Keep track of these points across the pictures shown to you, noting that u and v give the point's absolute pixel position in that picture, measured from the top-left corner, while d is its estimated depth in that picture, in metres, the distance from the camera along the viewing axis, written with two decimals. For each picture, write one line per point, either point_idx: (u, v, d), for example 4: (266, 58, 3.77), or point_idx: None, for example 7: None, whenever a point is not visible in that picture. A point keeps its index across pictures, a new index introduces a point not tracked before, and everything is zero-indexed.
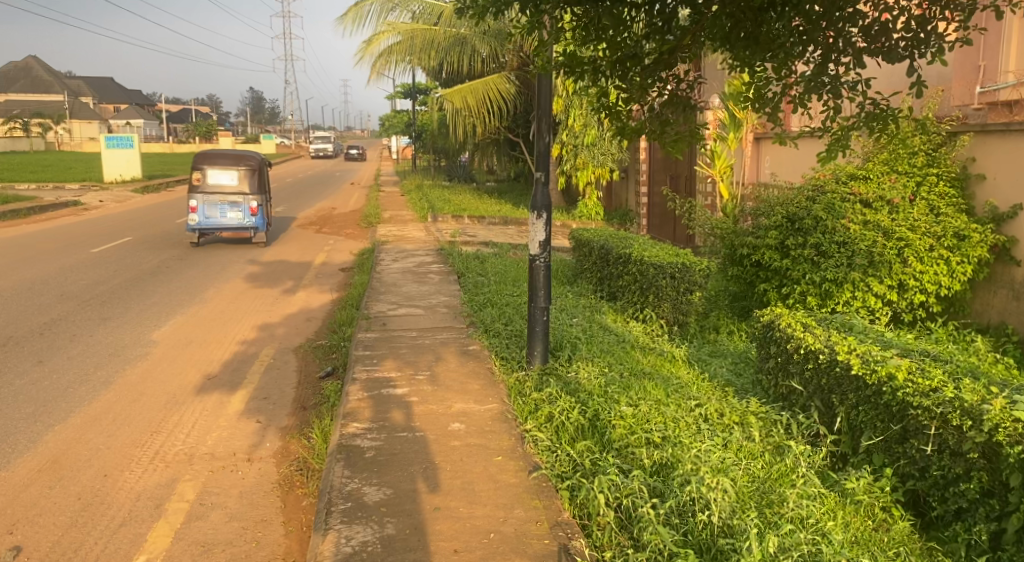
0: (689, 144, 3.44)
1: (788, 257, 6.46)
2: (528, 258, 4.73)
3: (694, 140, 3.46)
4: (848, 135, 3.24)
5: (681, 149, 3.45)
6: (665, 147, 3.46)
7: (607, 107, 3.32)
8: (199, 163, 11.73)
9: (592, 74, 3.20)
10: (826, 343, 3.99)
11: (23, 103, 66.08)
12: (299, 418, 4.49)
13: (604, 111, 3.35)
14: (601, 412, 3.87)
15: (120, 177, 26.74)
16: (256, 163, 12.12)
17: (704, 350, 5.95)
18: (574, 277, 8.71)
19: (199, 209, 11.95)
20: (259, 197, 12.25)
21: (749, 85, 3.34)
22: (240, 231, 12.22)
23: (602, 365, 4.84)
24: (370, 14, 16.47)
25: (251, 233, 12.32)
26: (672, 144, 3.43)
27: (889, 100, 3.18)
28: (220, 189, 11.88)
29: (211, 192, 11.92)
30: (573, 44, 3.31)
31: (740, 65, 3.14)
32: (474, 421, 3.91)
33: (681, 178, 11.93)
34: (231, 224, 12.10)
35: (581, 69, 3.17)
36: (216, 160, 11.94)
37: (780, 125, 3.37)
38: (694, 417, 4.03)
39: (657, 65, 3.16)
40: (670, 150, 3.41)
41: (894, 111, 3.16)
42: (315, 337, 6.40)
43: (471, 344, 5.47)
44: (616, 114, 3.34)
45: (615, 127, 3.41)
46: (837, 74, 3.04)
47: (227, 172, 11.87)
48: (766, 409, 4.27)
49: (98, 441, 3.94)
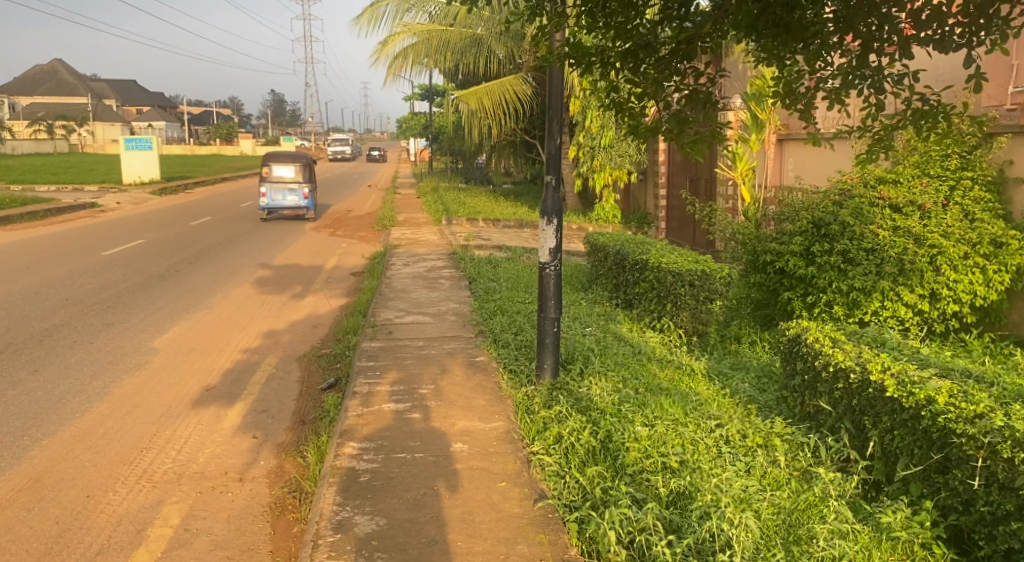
0: (709, 145, 3.19)
1: (814, 265, 6.15)
2: (537, 266, 4.49)
3: (714, 139, 3.20)
4: (892, 135, 2.98)
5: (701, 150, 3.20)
6: (683, 148, 3.23)
7: (619, 104, 3.07)
8: (268, 161, 16.52)
9: (601, 65, 2.94)
10: (857, 361, 3.71)
11: (48, 105, 67.16)
12: (297, 434, 4.28)
13: (616, 107, 3.10)
14: (613, 433, 3.62)
15: (138, 179, 26.93)
16: (308, 161, 16.91)
17: (726, 362, 5.68)
18: (589, 283, 8.44)
19: (268, 194, 16.65)
20: (309, 186, 17.07)
21: (777, 80, 3.06)
22: (296, 211, 16.99)
23: (616, 380, 4.56)
24: (386, 14, 16.30)
25: (304, 212, 17.15)
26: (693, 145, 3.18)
27: (940, 96, 2.90)
28: (283, 180, 16.62)
29: (276, 182, 16.73)
30: (581, 31, 3.04)
31: (769, 56, 2.88)
32: (478, 441, 3.67)
33: (701, 180, 11.61)
34: (290, 205, 16.90)
35: (589, 60, 2.91)
36: (279, 159, 16.76)
37: (813, 123, 3.10)
38: (714, 439, 3.76)
39: (673, 56, 2.90)
40: (689, 152, 3.16)
41: (945, 109, 2.87)
42: (320, 346, 6.20)
43: (480, 355, 5.22)
44: (629, 112, 3.10)
45: (626, 126, 3.17)
46: (880, 66, 2.78)
47: (287, 168, 16.65)
48: (791, 430, 3.98)
49: (84, 458, 3.76)
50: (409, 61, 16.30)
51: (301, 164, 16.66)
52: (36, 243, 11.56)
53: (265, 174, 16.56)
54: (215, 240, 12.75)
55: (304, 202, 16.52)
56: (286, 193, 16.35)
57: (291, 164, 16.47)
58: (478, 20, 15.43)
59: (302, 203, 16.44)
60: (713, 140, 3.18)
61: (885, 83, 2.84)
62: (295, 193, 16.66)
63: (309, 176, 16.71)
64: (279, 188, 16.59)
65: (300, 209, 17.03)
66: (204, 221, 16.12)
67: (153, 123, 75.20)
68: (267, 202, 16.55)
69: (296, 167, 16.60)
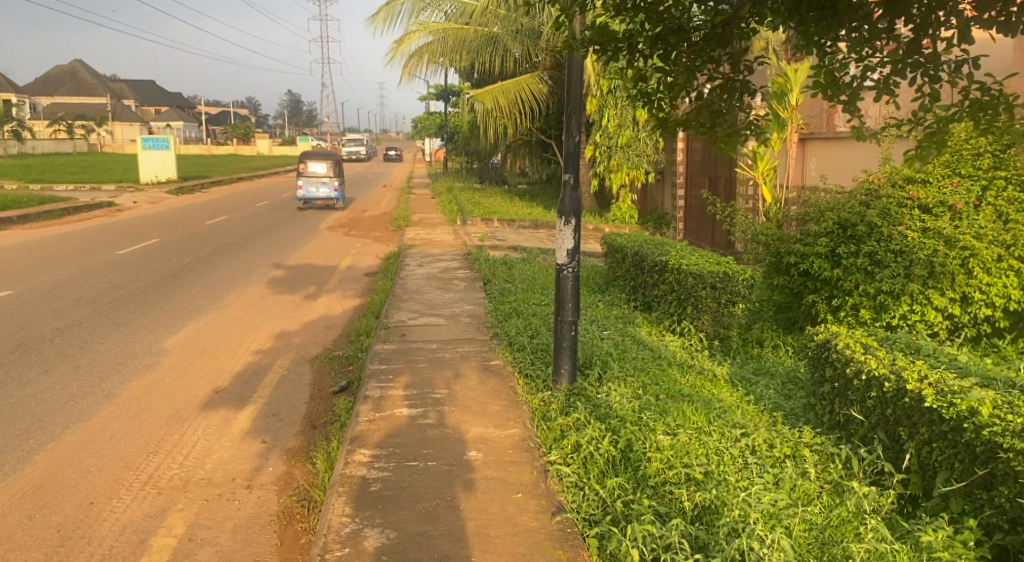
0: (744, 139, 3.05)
1: (840, 266, 5.98)
2: (555, 267, 4.36)
3: (749, 132, 3.07)
4: (948, 127, 2.81)
5: (735, 144, 3.07)
6: (717, 143, 3.09)
7: (647, 94, 2.91)
8: (304, 158, 19.37)
9: (628, 51, 2.79)
10: (892, 369, 3.51)
11: (69, 106, 68.04)
12: (307, 439, 4.17)
13: (643, 97, 2.94)
14: (635, 442, 3.46)
15: (155, 177, 27.14)
16: (338, 159, 19.70)
17: (748, 366, 5.52)
18: (606, 284, 8.28)
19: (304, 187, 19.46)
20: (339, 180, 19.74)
21: (819, 69, 2.89)
22: (328, 201, 19.84)
23: (636, 386, 4.40)
24: (401, 13, 16.21)
25: (335, 203, 19.92)
26: (728, 140, 3.05)
27: (1003, 85, 2.72)
28: (317, 174, 19.43)
29: (311, 176, 19.58)
30: (606, 16, 2.87)
31: (809, 44, 2.73)
32: (493, 450, 3.52)
33: (720, 180, 11.41)
34: (323, 196, 19.73)
35: (615, 45, 2.76)
36: (313, 157, 19.63)
37: (859, 116, 2.93)
38: (739, 449, 3.60)
39: (708, 42, 2.74)
40: (723, 148, 3.04)
41: (1007, 99, 2.70)
42: (332, 348, 6.09)
43: (494, 358, 5.09)
44: (658, 104, 2.95)
45: (654, 118, 3.02)
46: (936, 52, 2.61)
47: (320, 164, 19.51)
48: (821, 440, 3.79)
49: (89, 463, 3.68)
50: (425, 61, 16.21)
51: (332, 161, 19.47)
52: (53, 241, 11.61)
53: (302, 169, 19.42)
54: (229, 239, 12.74)
55: (335, 192, 19.30)
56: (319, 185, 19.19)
57: (324, 161, 19.30)
58: (495, 19, 15.29)
59: (332, 194, 19.21)
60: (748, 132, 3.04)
61: (942, 72, 2.66)
62: (326, 186, 19.40)
63: (338, 171, 19.48)
64: (314, 181, 19.39)
65: (331, 200, 19.77)
66: (219, 220, 16.15)
67: (170, 123, 75.95)
68: (302, 193, 19.31)
69: (328, 164, 19.39)
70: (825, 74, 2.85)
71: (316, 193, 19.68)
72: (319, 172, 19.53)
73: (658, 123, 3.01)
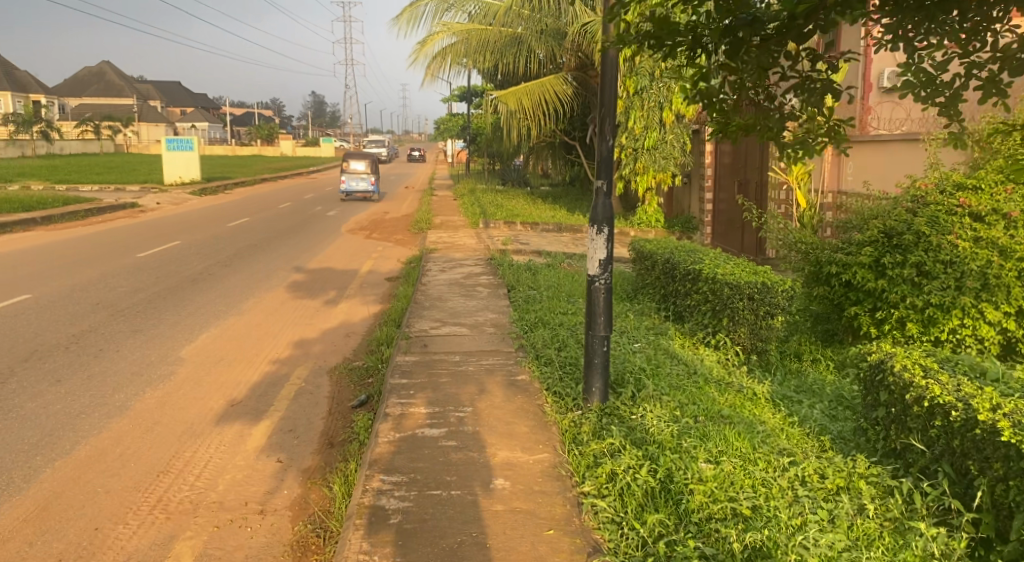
0: (820, 147, 2.77)
1: (885, 277, 5.65)
2: (586, 279, 4.11)
3: (825, 139, 2.75)
4: None
5: (808, 153, 2.78)
6: (787, 151, 2.77)
7: (708, 95, 2.63)
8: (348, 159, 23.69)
9: (690, 46, 2.49)
10: (960, 397, 3.15)
11: (98, 107, 69.25)
12: (324, 458, 3.95)
13: (703, 98, 2.66)
14: (676, 473, 3.19)
15: (179, 178, 27.32)
16: (374, 159, 23.92)
17: (789, 383, 5.22)
18: (634, 292, 8.01)
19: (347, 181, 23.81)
20: (375, 176, 23.98)
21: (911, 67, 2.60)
22: (366, 193, 24.03)
23: (673, 406, 4.12)
24: (425, 14, 16.04)
25: (372, 195, 24.16)
26: (802, 148, 2.76)
27: None
28: (357, 172, 23.70)
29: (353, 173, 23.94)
30: (664, 7, 2.60)
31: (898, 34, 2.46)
32: (521, 477, 3.28)
33: (751, 184, 11.07)
34: (362, 189, 24.03)
35: (675, 40, 2.47)
36: (355, 157, 23.95)
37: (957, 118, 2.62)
38: (788, 480, 3.31)
39: (783, 35, 2.39)
40: (795, 158, 2.75)
41: None
42: (352, 357, 5.89)
43: (520, 374, 4.83)
44: (719, 105, 2.67)
45: (715, 120, 2.75)
46: None
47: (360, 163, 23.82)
48: (877, 471, 3.46)
49: (97, 483, 3.51)
50: (448, 61, 16.05)
51: (369, 161, 23.70)
52: (76, 242, 11.64)
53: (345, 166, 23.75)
54: (251, 241, 12.73)
55: (372, 187, 23.47)
56: (359, 181, 23.50)
57: (363, 160, 23.56)
58: (519, 19, 15.11)
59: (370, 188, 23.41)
60: (827, 138, 2.75)
61: None
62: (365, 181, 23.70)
63: (374, 169, 23.68)
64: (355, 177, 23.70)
65: (369, 193, 24.07)
66: (242, 221, 16.24)
67: (195, 124, 77.13)
68: (346, 187, 23.63)
69: (367, 163, 23.61)
70: (919, 73, 2.55)
71: (357, 187, 23.99)
72: (359, 169, 23.81)
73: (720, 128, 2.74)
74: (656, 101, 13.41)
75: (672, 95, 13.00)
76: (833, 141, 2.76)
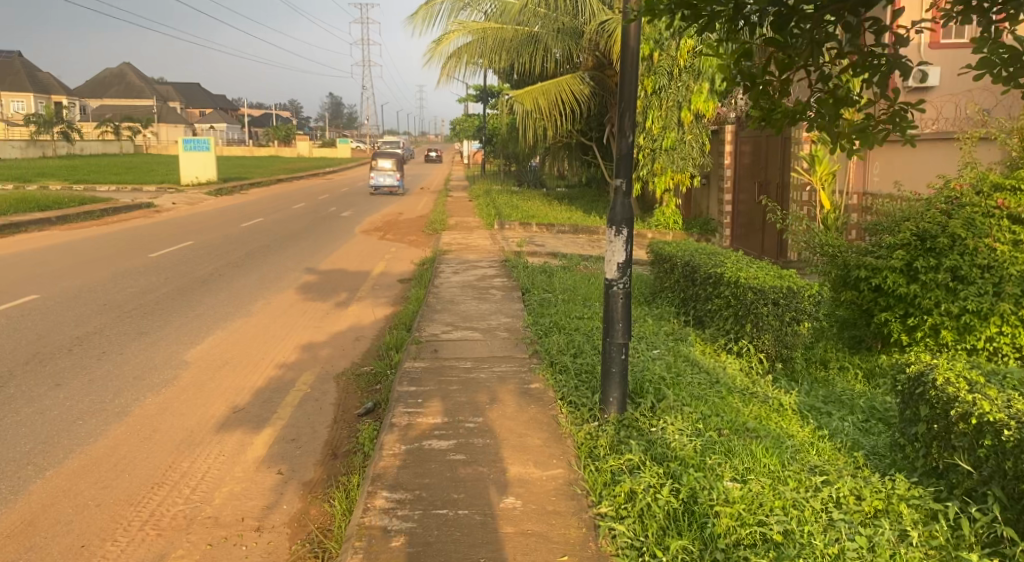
0: (883, 134, 2.43)
1: (917, 282, 5.37)
2: (603, 283, 3.88)
3: (888, 125, 2.41)
4: None
5: (869, 141, 2.47)
6: (843, 139, 2.45)
7: (751, 77, 2.37)
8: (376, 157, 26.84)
9: (729, 20, 2.22)
10: (1013, 414, 2.85)
11: (118, 109, 70.09)
12: (327, 470, 3.77)
13: (744, 81, 2.41)
14: (700, 493, 2.95)
15: (195, 179, 27.38)
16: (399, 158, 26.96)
17: (817, 393, 4.94)
18: (652, 295, 7.77)
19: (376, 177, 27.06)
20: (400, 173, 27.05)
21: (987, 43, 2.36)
22: (392, 188, 27.09)
23: (695, 418, 3.89)
24: (441, 13, 15.86)
25: (398, 190, 27.21)
26: (864, 137, 2.45)
27: None
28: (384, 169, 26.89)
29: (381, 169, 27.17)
30: None
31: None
32: (533, 495, 3.06)
33: (772, 184, 10.78)
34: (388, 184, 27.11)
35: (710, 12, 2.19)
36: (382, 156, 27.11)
37: None
38: (821, 501, 3.04)
39: None
40: (851, 145, 2.43)
41: None
42: (360, 362, 5.70)
43: (534, 382, 4.60)
44: (763, 89, 2.42)
45: (757, 107, 2.49)
46: None
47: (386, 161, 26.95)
48: (919, 493, 3.17)
49: (88, 496, 3.36)
50: (464, 61, 15.86)
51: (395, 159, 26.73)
52: (89, 242, 11.63)
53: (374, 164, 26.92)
54: (264, 242, 12.67)
55: (397, 183, 26.48)
56: (386, 176, 26.64)
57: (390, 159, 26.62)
58: (536, 18, 14.97)
59: (395, 184, 26.47)
60: (891, 124, 2.41)
61: None
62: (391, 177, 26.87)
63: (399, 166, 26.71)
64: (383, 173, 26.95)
65: (395, 188, 27.25)
66: (256, 222, 16.24)
67: (214, 126, 77.88)
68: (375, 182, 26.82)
69: (393, 162, 26.65)
70: (1000, 50, 2.30)
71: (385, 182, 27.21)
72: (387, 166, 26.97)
73: (765, 115, 2.48)
74: (675, 100, 13.15)
75: (692, 93, 12.61)
76: (897, 128, 2.42)
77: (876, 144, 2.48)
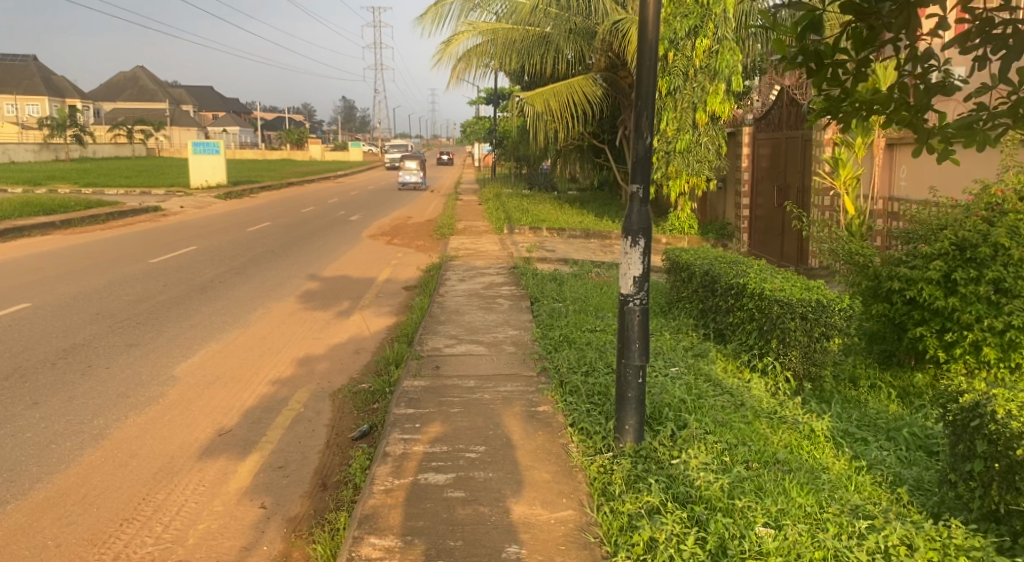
0: (994, 129, 1.99)
1: (957, 295, 4.95)
2: (618, 299, 3.53)
3: (1005, 119, 1.97)
4: None
5: (977, 139, 2.01)
6: (947, 134, 2.02)
7: (818, 55, 1.90)
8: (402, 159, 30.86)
9: None
10: None
11: (132, 111, 70.67)
12: (315, 503, 3.44)
13: (807, 62, 1.94)
14: (730, 544, 2.57)
15: (205, 182, 27.42)
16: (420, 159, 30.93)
17: (850, 416, 4.54)
18: (668, 305, 7.42)
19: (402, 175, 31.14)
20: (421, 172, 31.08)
21: None
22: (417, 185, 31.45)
23: (720, 450, 3.50)
24: (450, 13, 15.56)
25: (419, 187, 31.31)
26: (970, 134, 2.00)
27: None
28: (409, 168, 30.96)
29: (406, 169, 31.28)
30: None
31: None
32: (540, 544, 2.69)
33: (792, 189, 10.39)
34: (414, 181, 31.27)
35: None
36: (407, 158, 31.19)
37: None
38: (866, 553, 2.61)
39: None
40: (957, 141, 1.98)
41: None
42: (359, 378, 5.38)
43: (542, 405, 4.24)
44: (831, 73, 1.95)
45: (822, 96, 2.05)
46: None
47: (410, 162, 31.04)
48: (980, 543, 2.70)
49: (49, 534, 3.07)
50: (473, 63, 15.53)
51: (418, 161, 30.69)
52: (90, 247, 11.49)
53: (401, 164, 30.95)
54: (268, 246, 12.41)
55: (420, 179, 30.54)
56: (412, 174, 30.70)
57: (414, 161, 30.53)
58: (547, 18, 14.58)
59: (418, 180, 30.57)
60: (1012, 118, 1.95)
61: None
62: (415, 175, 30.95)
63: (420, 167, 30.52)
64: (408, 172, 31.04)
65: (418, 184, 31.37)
66: (263, 226, 16.03)
67: (227, 129, 78.44)
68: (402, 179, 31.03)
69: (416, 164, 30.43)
70: None
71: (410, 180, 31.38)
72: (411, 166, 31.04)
73: (830, 106, 2.03)
74: (690, 101, 12.76)
75: (706, 94, 12.46)
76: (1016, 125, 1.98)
77: (986, 144, 2.03)
